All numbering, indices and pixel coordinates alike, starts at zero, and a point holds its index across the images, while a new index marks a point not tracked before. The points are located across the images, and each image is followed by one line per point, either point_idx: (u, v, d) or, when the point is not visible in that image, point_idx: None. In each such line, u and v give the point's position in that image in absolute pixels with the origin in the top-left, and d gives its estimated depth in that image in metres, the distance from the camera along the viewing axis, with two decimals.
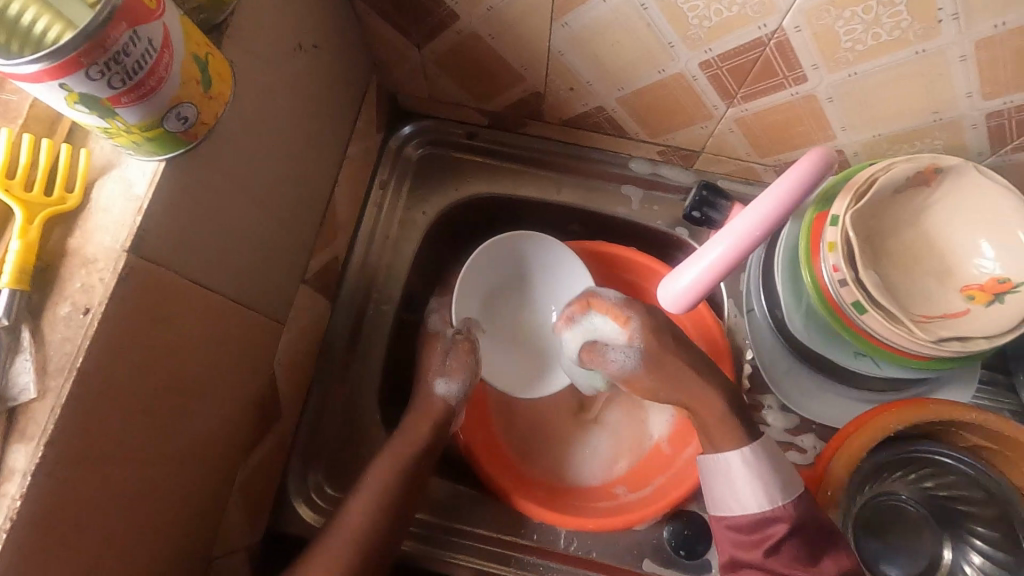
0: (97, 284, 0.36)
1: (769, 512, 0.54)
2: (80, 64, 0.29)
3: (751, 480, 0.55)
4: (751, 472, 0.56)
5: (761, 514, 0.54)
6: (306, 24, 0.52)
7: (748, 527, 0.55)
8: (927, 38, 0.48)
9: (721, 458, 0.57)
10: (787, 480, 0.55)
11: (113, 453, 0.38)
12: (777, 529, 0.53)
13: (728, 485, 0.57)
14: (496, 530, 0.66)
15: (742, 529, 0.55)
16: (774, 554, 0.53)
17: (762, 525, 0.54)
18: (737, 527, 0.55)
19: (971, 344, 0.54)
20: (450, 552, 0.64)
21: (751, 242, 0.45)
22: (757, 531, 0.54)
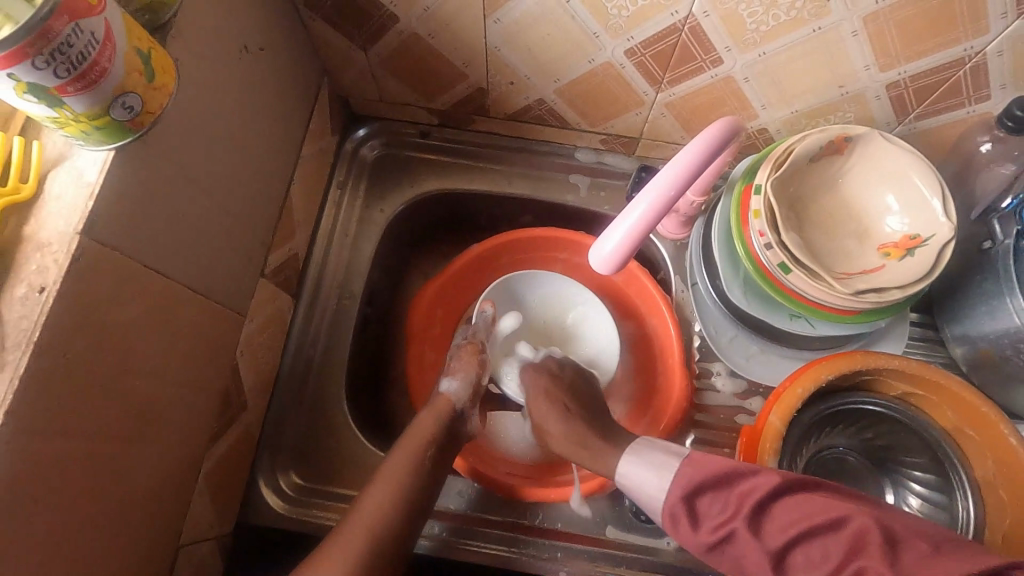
0: (51, 265, 0.38)
1: (669, 494, 0.51)
2: (26, 54, 0.32)
3: (644, 466, 0.55)
4: (642, 462, 0.56)
5: (688, 491, 0.50)
6: (251, 28, 0.55)
7: (721, 503, 0.48)
8: (820, 16, 0.53)
9: (619, 467, 0.58)
10: (667, 451, 0.55)
11: (74, 429, 0.40)
12: (754, 486, 0.47)
13: (637, 487, 0.55)
14: (512, 516, 0.67)
15: (714, 512, 0.48)
16: (759, 525, 0.46)
17: (732, 489, 0.48)
18: (709, 511, 0.49)
19: (886, 295, 0.58)
20: (468, 540, 0.66)
21: (666, 203, 0.53)
22: (724, 506, 0.48)
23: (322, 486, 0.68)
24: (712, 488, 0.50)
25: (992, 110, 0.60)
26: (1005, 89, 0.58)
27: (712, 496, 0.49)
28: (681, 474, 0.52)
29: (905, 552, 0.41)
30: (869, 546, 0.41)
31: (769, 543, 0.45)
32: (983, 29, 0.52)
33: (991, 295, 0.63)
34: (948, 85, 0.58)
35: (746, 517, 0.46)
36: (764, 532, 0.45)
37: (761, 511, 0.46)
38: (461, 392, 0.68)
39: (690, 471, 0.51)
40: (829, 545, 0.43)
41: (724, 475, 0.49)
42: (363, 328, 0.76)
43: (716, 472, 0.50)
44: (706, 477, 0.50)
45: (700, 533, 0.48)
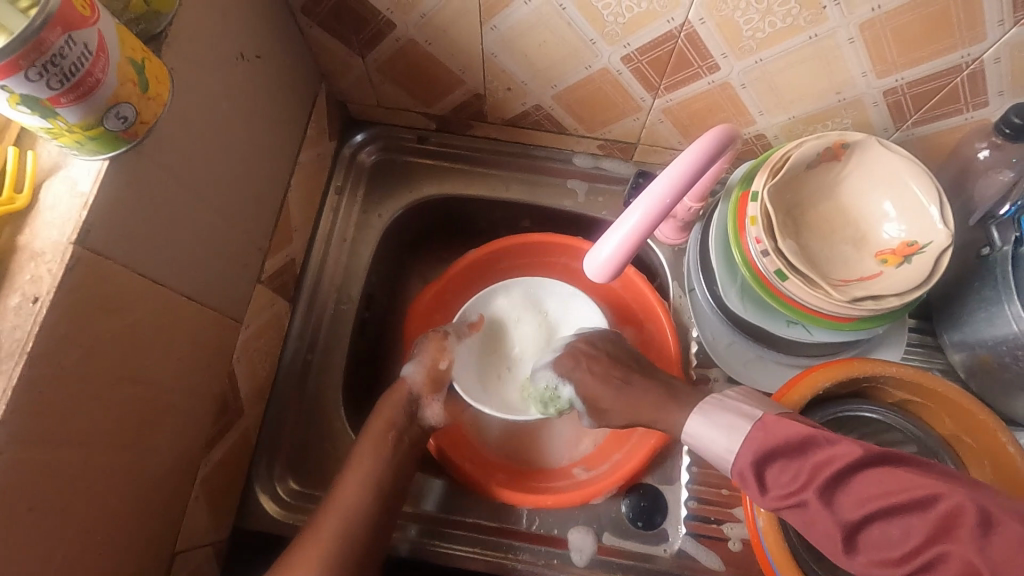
0: (45, 275, 0.38)
1: (739, 457, 0.49)
2: (18, 67, 0.32)
3: (714, 425, 0.53)
4: (710, 421, 0.54)
5: (759, 456, 0.48)
6: (247, 35, 0.55)
7: (792, 469, 0.46)
8: (816, 23, 0.53)
9: (686, 424, 0.56)
10: (737, 411, 0.52)
11: (67, 438, 0.40)
12: (833, 456, 0.44)
13: (703, 444, 0.54)
14: (484, 518, 0.68)
15: (781, 480, 0.46)
16: (833, 495, 0.43)
17: (808, 457, 0.45)
18: (778, 476, 0.47)
19: (883, 302, 0.58)
20: (440, 542, 0.66)
21: (663, 209, 0.52)
22: (795, 474, 0.45)
23: (318, 492, 0.68)
24: (785, 454, 0.47)
25: (991, 116, 0.60)
26: (1003, 95, 0.57)
27: (784, 462, 0.47)
28: (752, 439, 0.49)
29: (992, 539, 0.38)
30: (959, 529, 0.39)
31: (843, 516, 0.43)
32: (980, 36, 0.51)
33: (990, 302, 0.62)
34: (946, 91, 0.58)
35: (818, 489, 0.44)
36: (839, 503, 0.43)
37: (840, 480, 0.44)
38: (418, 374, 0.70)
39: (762, 436, 0.49)
40: (911, 523, 0.41)
41: (799, 442, 0.46)
42: (360, 333, 0.76)
43: (791, 439, 0.47)
44: (782, 442, 0.47)
45: (768, 497, 0.47)
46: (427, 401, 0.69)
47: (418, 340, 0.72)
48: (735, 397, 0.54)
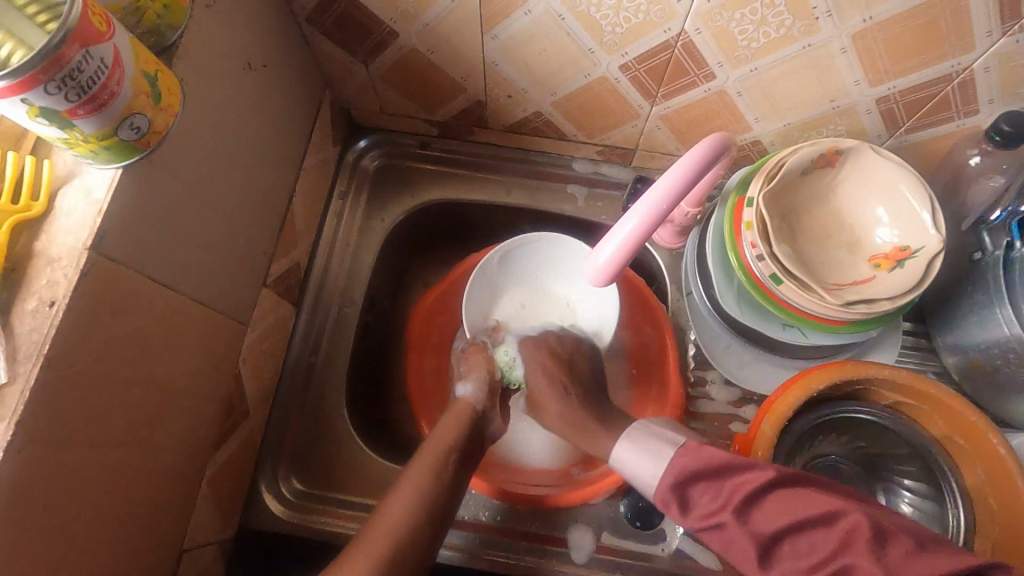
0: (61, 279, 0.39)
1: (662, 480, 0.52)
2: (38, 81, 0.33)
3: (640, 451, 0.56)
4: (636, 449, 0.57)
5: (679, 479, 0.51)
6: (254, 46, 0.57)
7: (713, 491, 0.49)
8: (809, 33, 0.54)
9: (613, 451, 0.59)
10: (663, 438, 0.56)
11: (81, 437, 0.42)
12: (750, 477, 0.47)
13: (631, 470, 0.57)
14: (494, 519, 0.69)
15: (704, 500, 0.49)
16: (747, 515, 0.46)
17: (726, 479, 0.48)
18: (700, 499, 0.49)
19: (877, 306, 0.59)
20: (452, 544, 0.67)
21: (658, 216, 0.54)
22: (716, 495, 0.48)
23: (322, 491, 0.69)
24: (705, 477, 0.50)
25: (981, 124, 0.61)
26: (993, 103, 0.58)
27: (705, 485, 0.50)
28: (675, 462, 0.52)
29: (893, 548, 0.41)
30: (856, 543, 0.42)
31: (759, 530, 0.46)
32: (969, 46, 0.53)
33: (981, 306, 0.63)
34: (937, 100, 0.59)
35: (735, 508, 0.46)
36: (753, 521, 0.46)
37: (753, 501, 0.47)
38: (477, 392, 0.70)
39: (687, 460, 0.51)
40: (817, 539, 0.44)
41: (725, 463, 0.49)
42: (362, 336, 0.77)
43: (713, 461, 0.50)
44: (703, 466, 0.50)
45: (690, 518, 0.50)
46: (491, 414, 0.71)
47: (464, 360, 0.72)
48: (660, 426, 0.58)
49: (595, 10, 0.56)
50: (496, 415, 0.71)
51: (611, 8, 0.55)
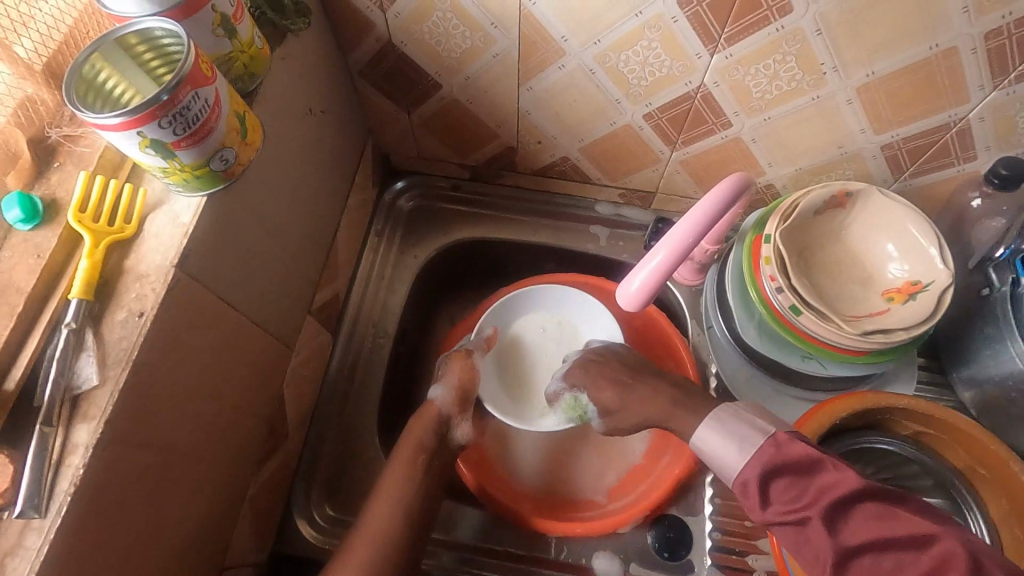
0: (150, 293, 0.43)
1: (746, 469, 0.50)
2: (154, 117, 0.38)
3: (727, 433, 0.53)
4: (723, 431, 0.54)
5: (765, 470, 0.49)
6: (315, 94, 0.63)
7: (797, 488, 0.47)
8: (818, 86, 0.60)
9: (697, 432, 0.57)
10: (750, 424, 0.53)
11: (154, 440, 0.45)
12: (840, 481, 0.46)
13: (715, 454, 0.54)
14: (533, 551, 0.69)
15: (785, 496, 0.47)
16: (835, 522, 0.45)
17: (815, 479, 0.47)
18: (780, 493, 0.48)
19: (892, 336, 0.62)
20: (472, 568, 0.68)
21: (684, 248, 0.57)
22: (799, 494, 0.47)
23: (353, 517, 0.70)
24: (792, 472, 0.48)
25: (980, 169, 0.65)
26: (990, 150, 0.63)
27: (790, 479, 0.48)
28: (762, 451, 0.50)
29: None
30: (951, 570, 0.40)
31: (844, 540, 0.44)
32: (964, 98, 0.58)
33: (992, 339, 0.66)
34: (937, 147, 0.64)
35: (824, 510, 0.45)
36: (839, 530, 0.44)
37: (841, 507, 0.45)
38: (446, 396, 0.70)
39: (773, 452, 0.49)
40: (906, 559, 0.42)
41: (808, 461, 0.48)
42: (394, 366, 0.80)
43: (805, 459, 0.48)
44: (791, 460, 0.48)
45: (769, 511, 0.48)
46: (457, 421, 0.70)
47: (443, 366, 0.73)
48: (751, 410, 0.54)
49: (623, 65, 0.62)
50: (466, 423, 0.70)
51: (637, 63, 0.61)
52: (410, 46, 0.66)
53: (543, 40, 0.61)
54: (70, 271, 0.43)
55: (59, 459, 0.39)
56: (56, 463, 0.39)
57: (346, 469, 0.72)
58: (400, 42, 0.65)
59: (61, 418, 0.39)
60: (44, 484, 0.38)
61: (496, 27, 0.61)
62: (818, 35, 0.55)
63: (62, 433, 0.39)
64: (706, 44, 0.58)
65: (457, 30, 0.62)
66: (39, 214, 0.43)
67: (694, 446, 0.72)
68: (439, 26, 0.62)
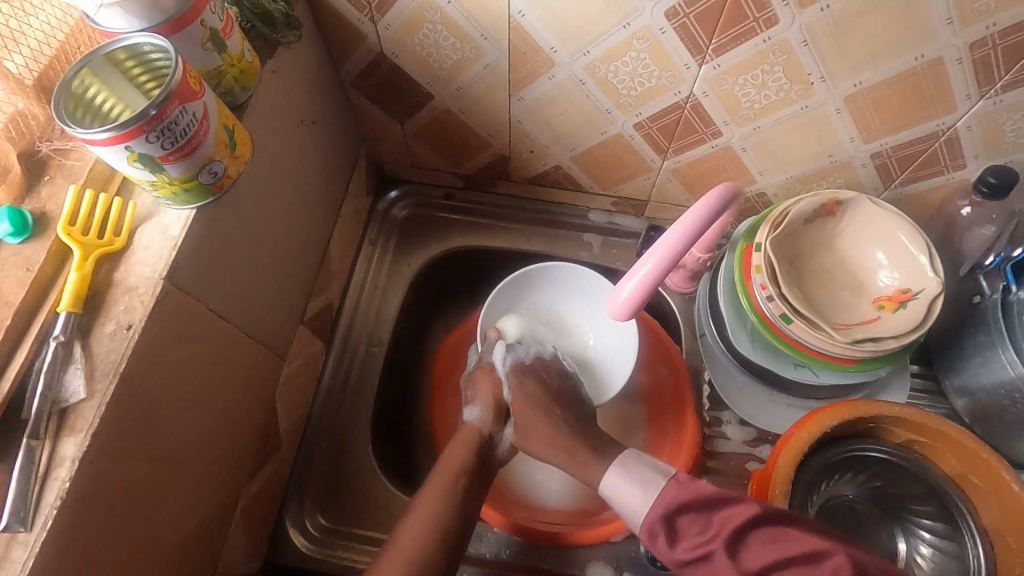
0: (138, 305, 0.43)
1: (652, 510, 0.52)
2: (142, 132, 0.39)
3: (627, 479, 0.55)
4: (628, 475, 0.56)
5: (670, 509, 0.51)
6: (307, 105, 0.63)
7: (701, 522, 0.49)
8: (806, 96, 0.60)
9: (605, 478, 0.58)
10: (655, 468, 0.55)
11: (142, 452, 0.45)
12: (736, 512, 0.48)
13: (617, 498, 0.56)
14: (526, 560, 0.69)
15: (692, 532, 0.49)
16: (737, 548, 0.47)
17: (717, 512, 0.49)
18: (688, 530, 0.49)
19: (883, 344, 0.62)
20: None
21: (673, 256, 0.58)
22: (705, 526, 0.49)
23: (346, 527, 0.70)
24: (694, 508, 0.50)
25: (970, 177, 0.65)
26: (978, 158, 0.63)
27: (694, 516, 0.50)
28: (665, 492, 0.52)
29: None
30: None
31: (747, 566, 0.46)
32: (951, 107, 0.58)
33: (984, 346, 0.66)
34: (926, 155, 0.64)
35: (724, 542, 0.47)
36: (741, 557, 0.46)
37: (740, 536, 0.47)
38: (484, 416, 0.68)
39: (676, 490, 0.52)
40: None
41: (718, 498, 0.50)
42: (388, 375, 0.80)
43: (705, 495, 0.50)
44: (693, 498, 0.50)
45: (679, 549, 0.49)
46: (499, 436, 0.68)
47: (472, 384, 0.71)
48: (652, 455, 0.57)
49: (613, 76, 0.62)
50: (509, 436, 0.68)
51: (627, 74, 0.62)
52: (401, 57, 0.66)
53: (532, 51, 0.62)
54: (59, 284, 0.44)
55: (46, 472, 0.39)
56: (43, 476, 0.39)
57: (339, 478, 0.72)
58: (391, 53, 0.66)
59: (48, 431, 0.40)
60: (31, 497, 0.38)
61: (486, 38, 0.61)
62: (804, 46, 0.55)
63: (49, 446, 0.40)
64: (694, 55, 0.58)
65: (447, 41, 0.63)
66: (29, 227, 0.44)
67: (687, 454, 0.72)
68: (429, 37, 0.63)
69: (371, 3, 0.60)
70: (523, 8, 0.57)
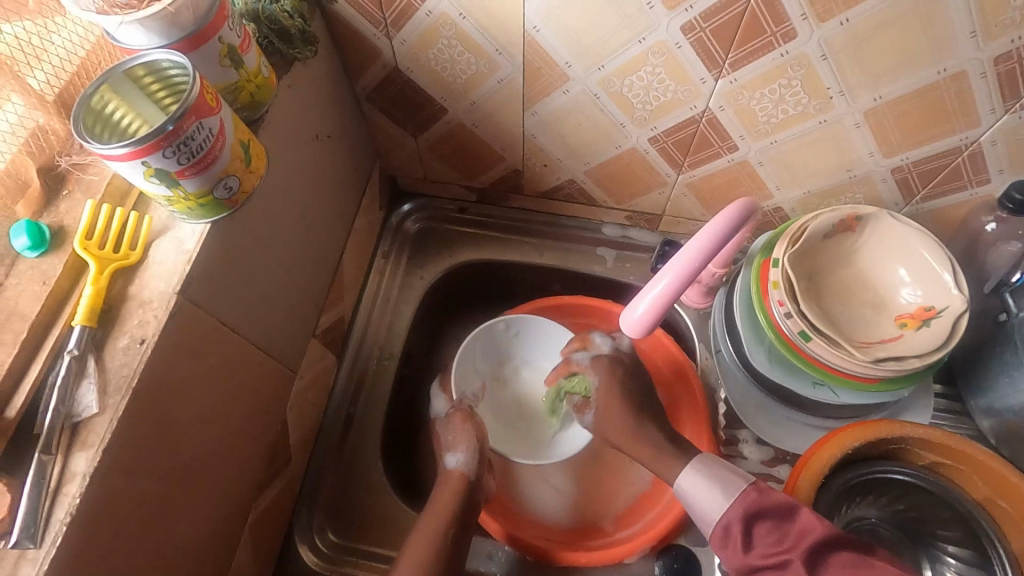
0: (151, 320, 0.43)
1: (729, 510, 0.53)
2: (159, 147, 0.39)
3: (709, 484, 0.56)
4: (707, 477, 0.57)
5: (747, 514, 0.52)
6: (322, 120, 0.64)
7: (776, 533, 0.50)
8: (824, 110, 0.59)
9: (679, 479, 0.59)
10: (736, 473, 0.56)
11: (151, 468, 0.44)
12: (811, 527, 0.49)
13: (696, 503, 0.57)
14: None
15: (768, 540, 0.50)
16: (814, 564, 0.47)
17: (794, 524, 0.50)
18: (763, 538, 0.50)
19: (906, 363, 0.60)
20: None
21: (690, 272, 0.56)
22: (781, 537, 0.49)
23: (355, 544, 0.69)
24: (773, 518, 0.51)
25: (994, 193, 0.64)
26: (1003, 173, 0.62)
27: (772, 524, 0.51)
28: (745, 496, 0.53)
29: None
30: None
31: None
32: (975, 122, 0.57)
33: (1011, 366, 0.64)
34: (949, 170, 0.62)
35: (802, 554, 0.48)
36: (818, 571, 0.47)
37: (818, 553, 0.48)
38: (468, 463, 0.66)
39: (756, 496, 0.53)
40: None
41: (787, 510, 0.51)
42: (399, 388, 0.79)
43: (782, 505, 0.52)
44: (773, 505, 0.52)
45: (750, 555, 0.50)
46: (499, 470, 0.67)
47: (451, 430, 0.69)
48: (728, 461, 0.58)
49: (628, 90, 0.62)
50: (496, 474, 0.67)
51: (642, 88, 0.61)
52: (416, 72, 0.66)
53: (548, 66, 0.62)
54: (74, 298, 0.44)
55: (56, 488, 0.39)
56: (53, 492, 0.39)
57: (349, 493, 0.71)
58: (406, 68, 0.66)
59: (59, 446, 0.40)
60: (40, 513, 0.38)
61: (500, 53, 0.61)
62: (823, 60, 0.54)
63: (60, 462, 0.39)
64: (710, 70, 0.58)
65: (462, 57, 0.63)
66: (46, 241, 0.44)
67: None
68: (443, 52, 0.63)
69: (387, 19, 0.61)
70: (537, 23, 0.57)
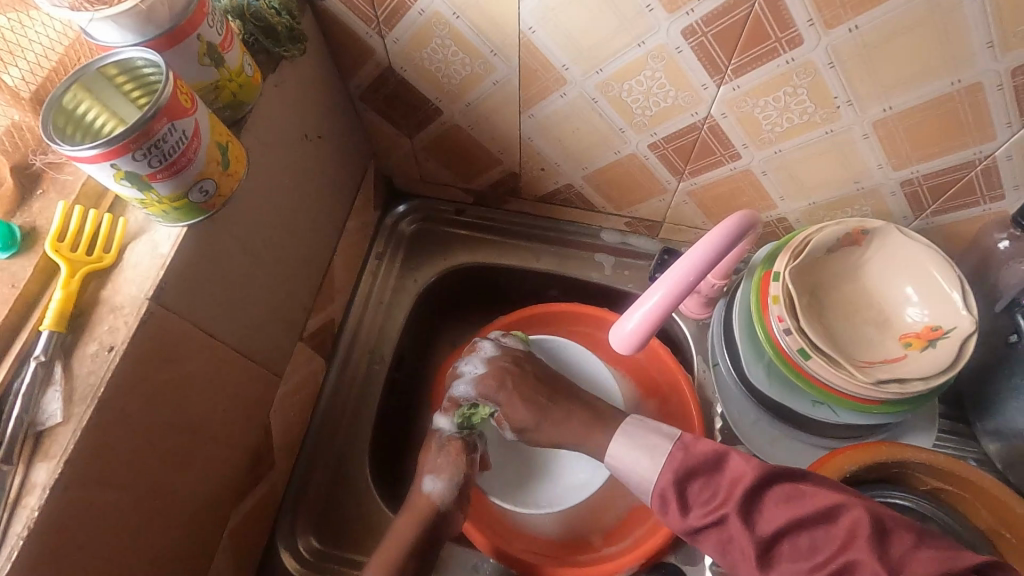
0: (122, 326, 0.42)
1: (661, 477, 0.50)
2: (128, 149, 0.38)
3: (634, 448, 0.54)
4: (632, 444, 0.54)
5: (679, 475, 0.49)
6: (312, 120, 0.62)
7: (709, 490, 0.48)
8: (831, 120, 0.57)
9: (607, 449, 0.56)
10: (659, 433, 0.54)
11: (118, 478, 0.43)
12: (743, 472, 0.47)
13: (626, 470, 0.54)
14: None
15: (702, 498, 0.48)
16: (750, 513, 0.45)
17: (723, 475, 0.48)
18: (698, 497, 0.48)
19: (909, 386, 0.58)
20: None
21: (685, 286, 0.54)
22: (714, 493, 0.47)
23: (338, 551, 0.68)
24: (704, 474, 0.49)
25: (1008, 210, 0.61)
26: (1018, 190, 0.59)
27: (703, 482, 0.49)
28: (672, 458, 0.51)
29: (894, 543, 0.41)
30: (860, 538, 0.41)
31: (760, 531, 0.44)
32: (989, 136, 0.54)
33: None
34: (961, 184, 0.60)
35: (737, 505, 0.45)
36: (755, 520, 0.45)
37: (753, 498, 0.46)
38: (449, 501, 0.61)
39: (682, 456, 0.50)
40: (818, 536, 0.43)
41: (716, 461, 0.49)
42: (390, 393, 0.78)
43: (710, 459, 0.49)
44: (700, 461, 0.49)
45: (689, 517, 0.48)
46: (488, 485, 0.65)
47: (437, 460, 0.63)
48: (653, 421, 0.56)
49: (627, 95, 0.60)
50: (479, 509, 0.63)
51: (641, 93, 0.59)
52: (409, 71, 0.65)
53: (544, 68, 0.60)
54: (44, 301, 0.43)
55: (16, 500, 0.38)
56: (13, 503, 0.38)
57: (334, 500, 0.70)
58: (399, 68, 0.65)
59: (21, 455, 0.39)
60: None
61: (496, 54, 0.60)
62: (831, 68, 0.52)
63: (21, 472, 0.39)
64: (712, 75, 0.55)
65: (456, 57, 0.61)
66: (18, 242, 0.43)
67: None
68: (437, 52, 0.61)
69: (380, 16, 0.59)
70: (533, 24, 0.55)
